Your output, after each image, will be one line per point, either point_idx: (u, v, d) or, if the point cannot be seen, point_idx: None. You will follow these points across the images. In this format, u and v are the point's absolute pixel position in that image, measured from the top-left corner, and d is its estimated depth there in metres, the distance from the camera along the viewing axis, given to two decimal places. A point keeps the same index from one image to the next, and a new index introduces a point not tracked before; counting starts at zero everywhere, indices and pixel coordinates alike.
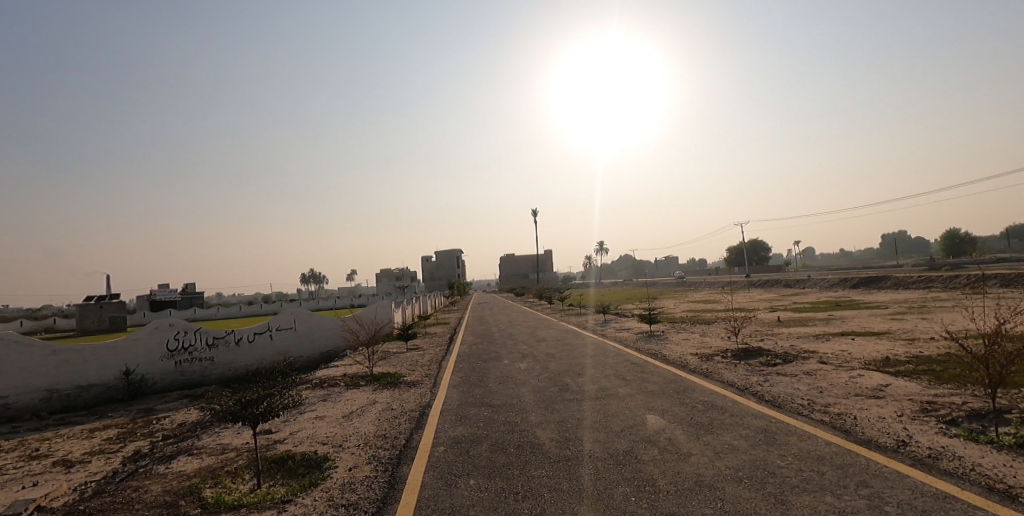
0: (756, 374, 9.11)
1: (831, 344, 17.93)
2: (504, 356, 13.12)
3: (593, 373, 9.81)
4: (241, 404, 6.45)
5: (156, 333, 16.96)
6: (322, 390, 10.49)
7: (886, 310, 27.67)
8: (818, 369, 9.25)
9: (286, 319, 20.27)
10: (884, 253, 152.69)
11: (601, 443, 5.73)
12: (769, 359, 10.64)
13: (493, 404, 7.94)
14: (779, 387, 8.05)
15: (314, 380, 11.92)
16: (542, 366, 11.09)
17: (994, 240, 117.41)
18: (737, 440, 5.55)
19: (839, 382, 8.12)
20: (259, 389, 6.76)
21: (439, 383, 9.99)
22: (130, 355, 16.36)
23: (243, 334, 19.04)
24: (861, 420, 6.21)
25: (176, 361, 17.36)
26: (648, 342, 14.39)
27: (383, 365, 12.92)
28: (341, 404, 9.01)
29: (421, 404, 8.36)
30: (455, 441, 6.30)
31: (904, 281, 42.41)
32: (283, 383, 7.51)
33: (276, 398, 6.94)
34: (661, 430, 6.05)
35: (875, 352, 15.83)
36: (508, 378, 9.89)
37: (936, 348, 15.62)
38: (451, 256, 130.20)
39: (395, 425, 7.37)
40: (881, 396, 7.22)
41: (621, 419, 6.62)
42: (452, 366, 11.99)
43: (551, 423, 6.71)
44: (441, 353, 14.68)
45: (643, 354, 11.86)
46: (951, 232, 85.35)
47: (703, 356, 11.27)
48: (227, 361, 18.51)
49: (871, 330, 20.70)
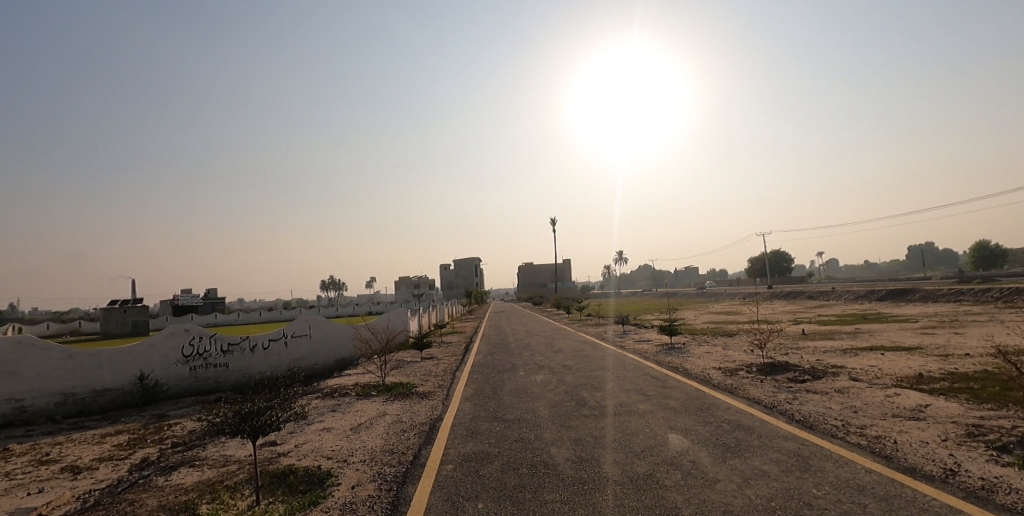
0: (785, 391, 8.60)
1: (861, 358, 17.17)
2: (519, 367, 12.80)
3: (611, 387, 9.43)
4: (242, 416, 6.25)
5: (171, 338, 17.03)
6: (332, 399, 10.29)
7: (917, 323, 26.59)
8: (850, 387, 8.71)
9: (301, 327, 20.23)
10: (910, 265, 148.41)
11: (620, 466, 5.37)
12: (796, 375, 10.12)
13: (506, 418, 7.63)
14: (810, 406, 7.55)
15: (325, 389, 11.75)
16: (559, 378, 10.74)
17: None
18: (767, 465, 5.15)
19: (874, 401, 7.60)
20: (261, 401, 6.56)
21: (450, 395, 9.71)
22: (145, 360, 16.44)
23: (258, 341, 19.04)
24: (902, 444, 5.72)
25: (191, 367, 17.41)
26: (669, 354, 13.93)
27: (396, 375, 12.70)
28: (350, 415, 8.77)
29: (431, 418, 8.07)
30: (465, 460, 6.00)
31: (934, 294, 40.92)
32: (289, 395, 7.31)
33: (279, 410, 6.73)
34: (685, 452, 5.67)
35: (909, 368, 15.08)
36: (523, 391, 9.57)
37: (975, 365, 14.81)
38: (467, 264, 130.36)
39: (403, 439, 7.10)
40: (922, 418, 6.70)
41: (640, 438, 6.25)
42: (466, 376, 11.71)
43: (566, 441, 6.37)
44: (455, 363, 14.41)
45: (663, 367, 11.43)
46: (982, 243, 82.51)
47: (727, 371, 10.79)
48: (242, 368, 18.52)
49: (902, 344, 19.85)
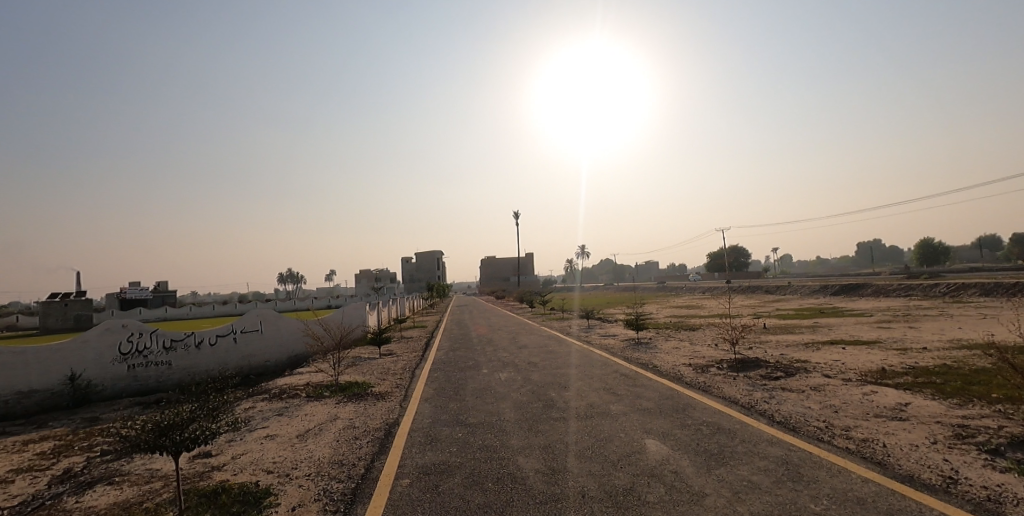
0: (760, 389, 8.28)
1: (823, 353, 17.38)
2: (483, 364, 12.17)
3: (580, 385, 8.93)
4: (159, 431, 5.20)
5: (107, 334, 15.49)
6: (279, 402, 9.36)
7: (872, 318, 27.49)
8: (825, 384, 8.51)
9: (251, 321, 18.97)
10: (859, 261, 156.12)
11: (596, 479, 4.80)
12: (767, 372, 9.89)
13: (469, 423, 6.98)
14: (788, 406, 7.24)
15: (273, 390, 10.79)
16: (524, 377, 10.15)
17: (965, 250, 120.64)
18: (756, 475, 4.72)
19: (853, 400, 7.36)
20: (184, 410, 5.46)
21: (410, 395, 8.98)
22: (77, 358, 14.88)
23: (204, 337, 17.70)
24: (893, 449, 5.44)
25: (129, 365, 15.95)
26: (637, 350, 13.59)
27: (351, 374, 11.83)
28: (297, 420, 7.90)
29: (387, 423, 7.33)
30: (422, 474, 5.30)
31: (885, 289, 42.74)
32: (222, 399, 6.24)
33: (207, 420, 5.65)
34: (665, 461, 5.15)
35: (870, 362, 15.28)
36: (486, 391, 8.94)
37: (932, 359, 15.13)
38: (433, 257, 128.37)
39: (355, 448, 6.32)
40: (905, 418, 6.48)
41: (615, 444, 5.73)
42: (426, 375, 10.97)
43: (535, 448, 5.78)
44: (415, 360, 13.63)
45: (633, 364, 11.04)
46: (925, 241, 87.18)
47: (698, 367, 10.48)
48: (186, 366, 17.16)
49: (860, 338, 20.32)
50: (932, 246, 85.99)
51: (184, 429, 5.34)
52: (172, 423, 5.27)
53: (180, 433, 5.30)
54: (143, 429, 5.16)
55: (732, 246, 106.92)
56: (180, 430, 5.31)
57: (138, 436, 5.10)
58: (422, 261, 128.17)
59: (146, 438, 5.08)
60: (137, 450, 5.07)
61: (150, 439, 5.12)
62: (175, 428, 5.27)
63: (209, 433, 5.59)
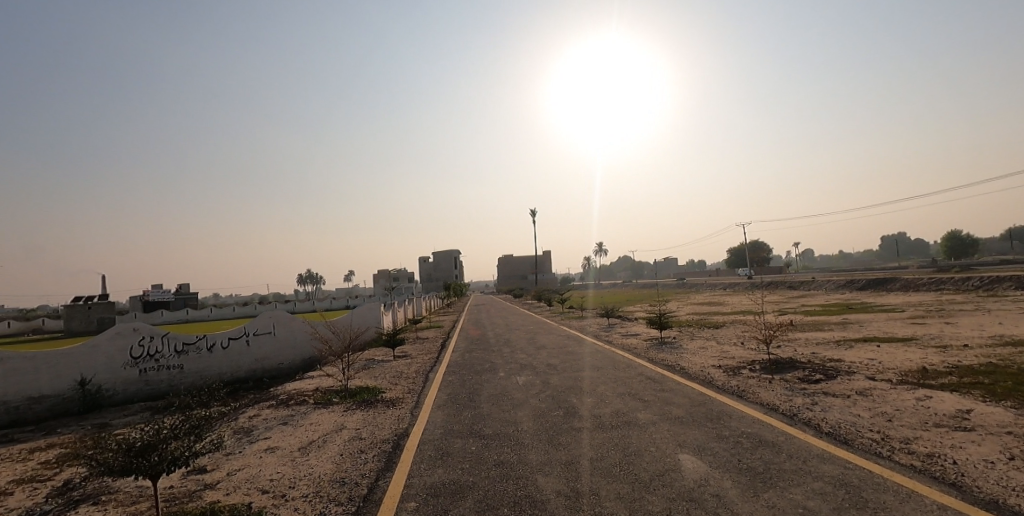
0: (800, 395, 7.58)
1: (857, 351, 16.47)
2: (499, 367, 11.63)
3: (603, 390, 8.34)
4: (134, 452, 4.83)
5: (118, 338, 15.36)
6: (285, 410, 8.93)
7: (904, 313, 26.29)
8: (872, 389, 7.78)
9: (264, 324, 18.71)
10: (883, 255, 152.12)
11: (626, 504, 4.22)
12: (806, 374, 9.17)
13: (484, 434, 6.43)
14: (835, 415, 6.55)
15: (280, 396, 10.40)
16: (543, 380, 9.59)
17: (995, 241, 116.46)
18: (812, 500, 4.09)
19: (908, 407, 6.65)
20: (162, 429, 5.10)
21: (421, 402, 8.46)
22: (88, 363, 14.76)
23: (217, 339, 17.49)
24: (965, 464, 4.77)
25: (141, 369, 15.78)
26: (661, 350, 12.93)
27: (362, 377, 11.40)
28: (301, 431, 7.45)
29: (396, 433, 6.82)
30: (430, 495, 4.77)
31: (914, 283, 41.20)
32: (206, 415, 5.88)
33: (187, 439, 5.28)
34: (704, 482, 4.55)
35: (910, 361, 14.38)
36: (503, 397, 8.40)
37: (977, 357, 14.17)
38: (448, 256, 128.36)
39: (359, 464, 5.82)
40: (971, 427, 5.77)
41: (646, 461, 5.14)
42: (440, 379, 10.47)
43: (556, 465, 5.22)
44: (429, 363, 13.16)
45: (658, 366, 10.40)
46: (953, 234, 84.36)
47: (728, 370, 9.81)
48: (198, 369, 16.94)
49: (895, 335, 19.32)
50: (960, 238, 83.20)
51: (161, 449, 4.96)
52: (147, 443, 4.88)
53: (158, 454, 4.92)
54: (117, 451, 4.79)
55: (750, 241, 104.83)
56: (156, 450, 4.93)
57: (110, 459, 4.73)
58: (437, 260, 128.29)
59: (119, 461, 4.71)
60: (111, 475, 4.71)
61: (124, 461, 4.74)
62: (150, 449, 4.89)
63: (191, 452, 5.20)
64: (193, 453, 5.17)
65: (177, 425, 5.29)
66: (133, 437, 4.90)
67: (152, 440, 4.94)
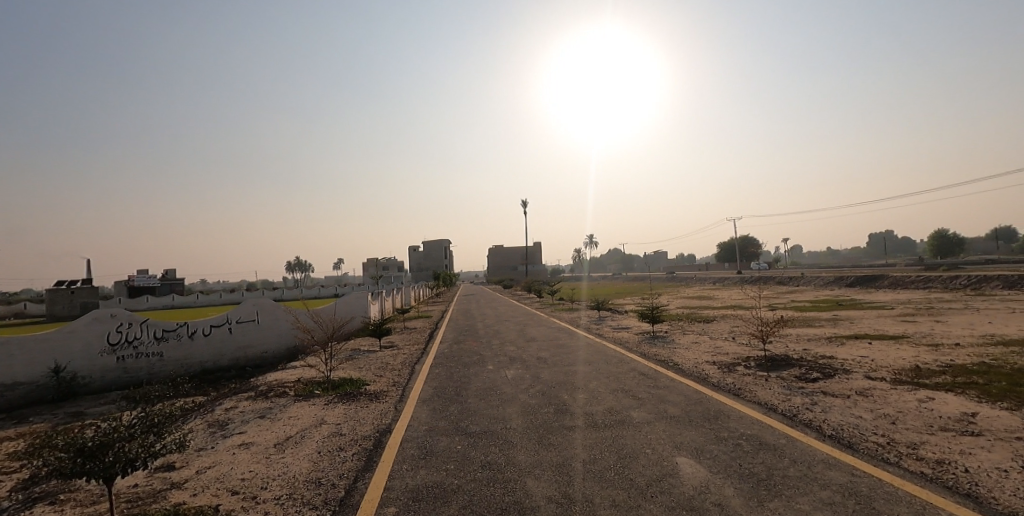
0: (799, 394, 7.35)
1: (848, 348, 16.37)
2: (488, 360, 11.31)
3: (595, 386, 8.05)
4: (85, 453, 4.45)
5: (95, 324, 14.81)
6: (264, 402, 8.53)
7: (894, 310, 26.33)
8: (872, 389, 7.57)
9: (247, 311, 18.22)
10: (871, 252, 153.83)
11: (622, 513, 3.92)
12: (802, 372, 8.96)
13: (470, 432, 6.10)
14: (836, 416, 6.32)
15: (261, 387, 9.99)
16: (533, 375, 9.28)
17: (980, 241, 117.98)
18: (821, 512, 3.81)
19: (910, 409, 6.44)
20: (118, 428, 4.72)
21: (407, 396, 8.10)
22: (63, 349, 14.22)
23: (198, 327, 17.00)
24: (977, 470, 4.53)
25: (119, 357, 15.26)
26: (653, 344, 12.68)
27: (346, 368, 11.03)
28: (278, 425, 7.06)
29: (378, 430, 6.46)
30: (412, 499, 4.44)
31: (903, 280, 41.45)
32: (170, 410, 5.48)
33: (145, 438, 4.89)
34: (705, 489, 4.25)
35: (902, 360, 14.27)
36: (491, 391, 8.08)
37: (969, 357, 14.09)
38: (439, 246, 127.65)
39: (338, 463, 5.46)
40: (977, 431, 5.56)
41: (641, 464, 4.84)
42: (427, 372, 10.12)
43: (546, 467, 4.91)
44: (416, 354, 12.81)
45: (651, 361, 10.13)
46: (940, 233, 85.28)
47: (723, 366, 9.56)
48: (180, 357, 16.45)
49: (885, 332, 19.29)
50: (946, 237, 84.20)
51: (117, 449, 4.58)
52: (101, 443, 4.50)
53: (113, 454, 4.54)
54: (66, 452, 4.40)
55: (741, 237, 105.27)
56: (112, 450, 4.55)
57: (59, 461, 4.34)
58: (428, 250, 127.64)
59: (68, 463, 4.33)
60: (59, 478, 4.33)
61: (74, 464, 4.36)
62: (104, 449, 4.51)
63: (150, 452, 4.82)
64: (153, 453, 4.80)
65: (135, 423, 4.89)
66: (86, 435, 4.52)
67: (106, 439, 4.55)
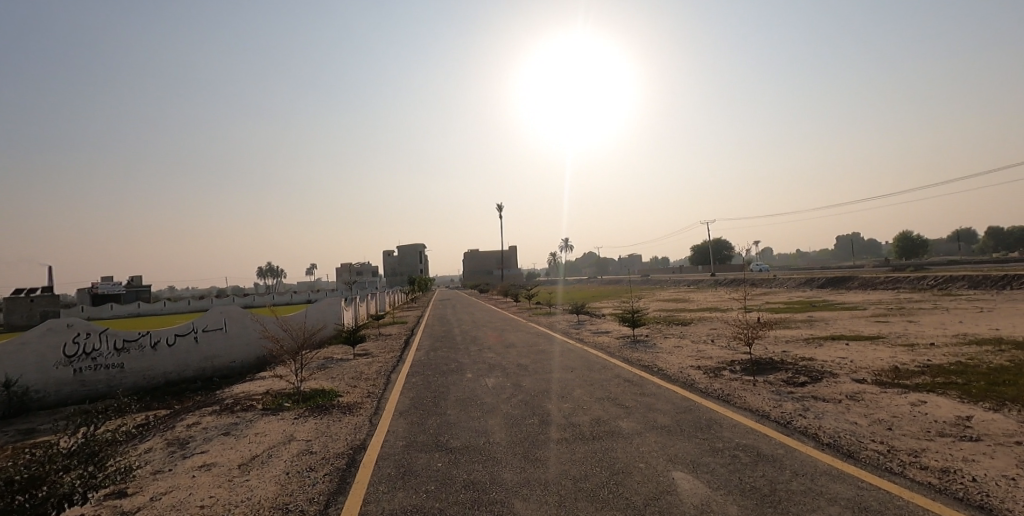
0: (789, 399, 7.15)
1: (827, 349, 16.45)
2: (467, 367, 10.89)
3: (580, 394, 7.73)
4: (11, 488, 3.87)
5: (49, 335, 13.85)
6: (228, 417, 7.92)
7: (866, 311, 26.87)
8: (862, 393, 7.45)
9: (215, 319, 17.37)
10: (840, 254, 158.37)
11: None
12: (789, 376, 8.82)
13: (450, 448, 5.69)
14: (830, 423, 6.13)
15: (226, 400, 9.37)
16: (515, 383, 8.91)
17: (942, 243, 122.55)
18: None
19: (904, 414, 6.31)
20: (52, 460, 4.15)
21: (383, 409, 7.62)
22: (12, 362, 13.24)
23: (162, 336, 16.11)
24: (985, 480, 4.35)
25: (75, 369, 14.31)
26: (636, 349, 12.46)
27: (318, 379, 10.47)
28: (243, 443, 6.51)
29: (352, 447, 5.98)
30: None
31: (872, 281, 42.53)
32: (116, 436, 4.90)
33: (84, 470, 4.32)
34: (705, 508, 3.96)
35: (880, 361, 14.36)
36: (472, 401, 7.69)
37: (944, 357, 14.26)
38: (416, 250, 126.30)
39: (307, 486, 4.97)
40: (975, 437, 5.43)
41: (635, 481, 4.51)
42: (403, 382, 9.65)
43: (534, 486, 4.55)
44: (393, 362, 12.29)
45: (636, 367, 9.88)
46: (905, 235, 88.21)
47: (709, 371, 9.36)
48: (142, 368, 15.54)
49: (861, 333, 19.55)
50: (910, 239, 87.19)
51: (51, 482, 4.02)
52: (31, 476, 3.93)
53: (45, 488, 3.98)
54: None
55: (716, 239, 106.96)
56: (44, 484, 3.98)
57: None
58: (406, 254, 126.30)
59: None
60: None
61: None
62: (35, 483, 3.95)
63: (89, 486, 4.26)
64: (93, 487, 4.24)
65: (72, 451, 4.31)
66: (13, 467, 3.95)
67: (38, 472, 3.99)
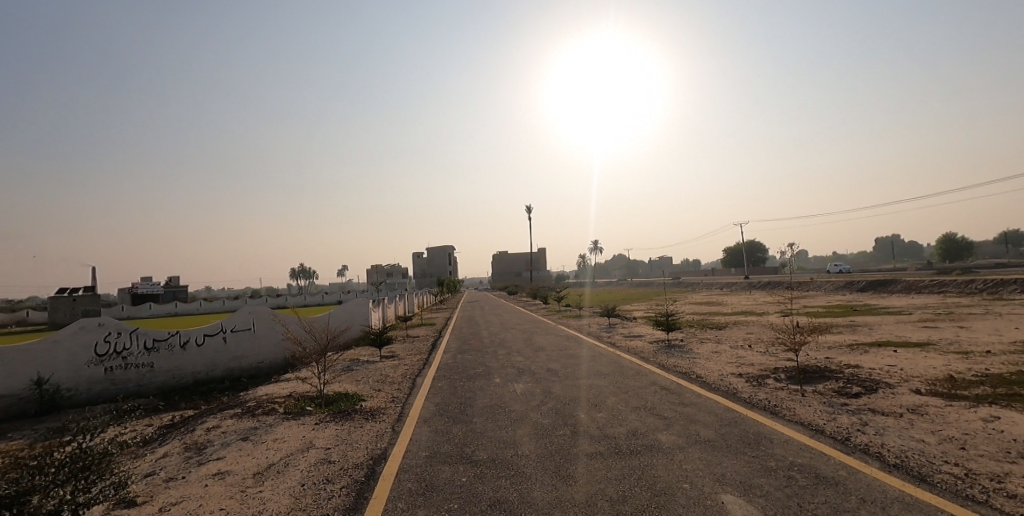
0: (843, 412, 6.57)
1: (874, 356, 15.49)
2: (494, 372, 10.53)
3: (614, 403, 7.28)
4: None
5: (81, 334, 14.14)
6: (248, 421, 7.76)
7: (913, 316, 25.43)
8: (926, 406, 6.77)
9: (243, 320, 17.49)
10: (877, 257, 152.17)
11: None
12: (840, 386, 8.16)
13: (476, 460, 5.33)
14: (894, 440, 5.52)
15: (249, 402, 9.26)
16: (543, 389, 8.51)
17: (990, 245, 116.35)
18: None
19: (977, 431, 5.67)
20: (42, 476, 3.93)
21: (406, 415, 7.33)
22: (46, 360, 13.52)
23: (191, 336, 16.30)
24: None
25: (106, 368, 14.57)
26: (670, 354, 11.90)
27: (342, 382, 10.28)
28: (260, 450, 6.30)
29: (372, 457, 5.67)
30: None
31: (916, 285, 40.45)
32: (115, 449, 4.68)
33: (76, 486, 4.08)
34: None
35: (934, 369, 13.40)
36: (499, 409, 7.33)
37: (1005, 366, 13.19)
38: (445, 250, 127.24)
39: (320, 501, 4.67)
40: None
41: (680, 505, 4.06)
42: (428, 386, 9.35)
43: (567, 506, 4.15)
44: (418, 365, 12.03)
45: (672, 374, 9.36)
46: (949, 236, 84.13)
47: (751, 378, 8.79)
48: (171, 368, 15.74)
49: (909, 339, 18.42)
50: (954, 240, 83.14)
51: (42, 497, 3.80)
52: (20, 492, 3.72)
53: (37, 502, 3.75)
54: None
55: (748, 241, 104.59)
56: (34, 498, 3.76)
57: None
58: (432, 257, 127.24)
59: None
60: None
61: None
62: (25, 497, 3.73)
63: (81, 503, 4.02)
64: (84, 505, 4.00)
65: (66, 463, 4.12)
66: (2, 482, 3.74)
67: (27, 487, 3.77)
